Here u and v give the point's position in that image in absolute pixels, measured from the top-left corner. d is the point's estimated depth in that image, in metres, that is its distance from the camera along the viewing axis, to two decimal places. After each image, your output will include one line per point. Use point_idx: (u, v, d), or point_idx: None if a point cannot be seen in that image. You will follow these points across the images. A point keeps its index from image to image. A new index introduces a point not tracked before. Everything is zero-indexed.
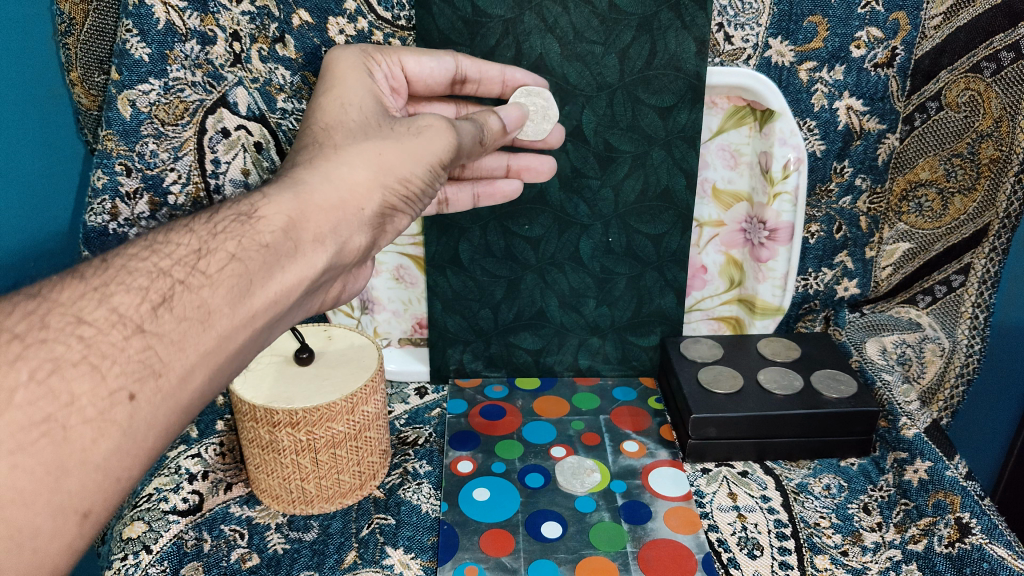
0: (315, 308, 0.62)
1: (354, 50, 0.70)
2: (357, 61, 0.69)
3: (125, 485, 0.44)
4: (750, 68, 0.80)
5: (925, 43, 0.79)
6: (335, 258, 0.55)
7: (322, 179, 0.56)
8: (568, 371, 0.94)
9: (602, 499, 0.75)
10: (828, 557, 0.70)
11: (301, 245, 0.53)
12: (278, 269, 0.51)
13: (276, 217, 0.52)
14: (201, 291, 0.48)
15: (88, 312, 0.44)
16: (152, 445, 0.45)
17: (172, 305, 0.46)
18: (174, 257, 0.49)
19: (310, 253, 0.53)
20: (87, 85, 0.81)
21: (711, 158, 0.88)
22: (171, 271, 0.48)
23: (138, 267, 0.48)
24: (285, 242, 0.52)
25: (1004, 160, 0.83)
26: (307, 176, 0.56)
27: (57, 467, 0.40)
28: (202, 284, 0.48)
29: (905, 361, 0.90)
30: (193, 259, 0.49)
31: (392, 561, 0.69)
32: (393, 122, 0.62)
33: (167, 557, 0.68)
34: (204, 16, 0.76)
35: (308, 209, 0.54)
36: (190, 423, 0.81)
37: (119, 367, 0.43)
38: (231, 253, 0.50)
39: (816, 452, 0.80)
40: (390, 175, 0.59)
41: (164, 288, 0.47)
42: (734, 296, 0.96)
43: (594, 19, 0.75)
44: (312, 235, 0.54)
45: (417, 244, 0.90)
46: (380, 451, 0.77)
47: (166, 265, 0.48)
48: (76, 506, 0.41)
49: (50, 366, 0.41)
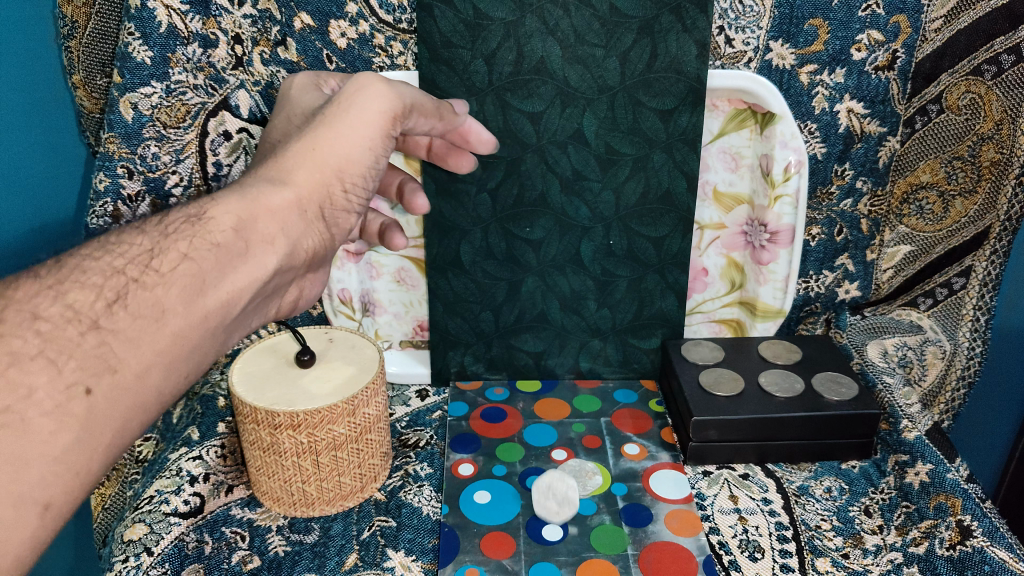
0: (273, 312, 0.62)
1: (305, 75, 0.70)
2: (307, 81, 0.69)
3: (86, 481, 0.44)
4: (750, 71, 0.80)
5: (925, 47, 0.79)
6: (287, 260, 0.56)
7: (292, 188, 0.56)
8: (568, 373, 0.94)
9: (603, 502, 0.75)
10: (829, 560, 0.70)
11: (257, 249, 0.53)
12: (230, 269, 0.51)
13: (226, 217, 0.52)
14: (155, 289, 0.48)
15: (44, 308, 0.44)
16: (113, 440, 0.45)
17: (127, 302, 0.46)
18: (128, 256, 0.49)
19: (261, 254, 0.54)
20: (89, 88, 0.81)
21: (711, 161, 0.88)
22: (126, 270, 0.48)
23: (91, 266, 0.48)
24: (236, 242, 0.52)
25: (1004, 164, 0.83)
26: (277, 179, 0.56)
27: (17, 458, 0.40)
28: (156, 282, 0.48)
29: (906, 364, 0.89)
30: (145, 259, 0.49)
31: (393, 563, 0.70)
32: (336, 103, 0.60)
33: (168, 559, 0.67)
34: (206, 20, 0.75)
35: (257, 212, 0.54)
36: (191, 426, 0.80)
37: (76, 362, 0.43)
38: (183, 253, 0.50)
39: (816, 455, 0.80)
40: (335, 162, 0.58)
41: (118, 287, 0.47)
42: (734, 299, 0.96)
43: (594, 22, 0.76)
44: (262, 236, 0.54)
45: (418, 246, 0.91)
46: (381, 454, 0.77)
47: (120, 264, 0.48)
48: (35, 498, 0.41)
49: (5, 360, 0.41)
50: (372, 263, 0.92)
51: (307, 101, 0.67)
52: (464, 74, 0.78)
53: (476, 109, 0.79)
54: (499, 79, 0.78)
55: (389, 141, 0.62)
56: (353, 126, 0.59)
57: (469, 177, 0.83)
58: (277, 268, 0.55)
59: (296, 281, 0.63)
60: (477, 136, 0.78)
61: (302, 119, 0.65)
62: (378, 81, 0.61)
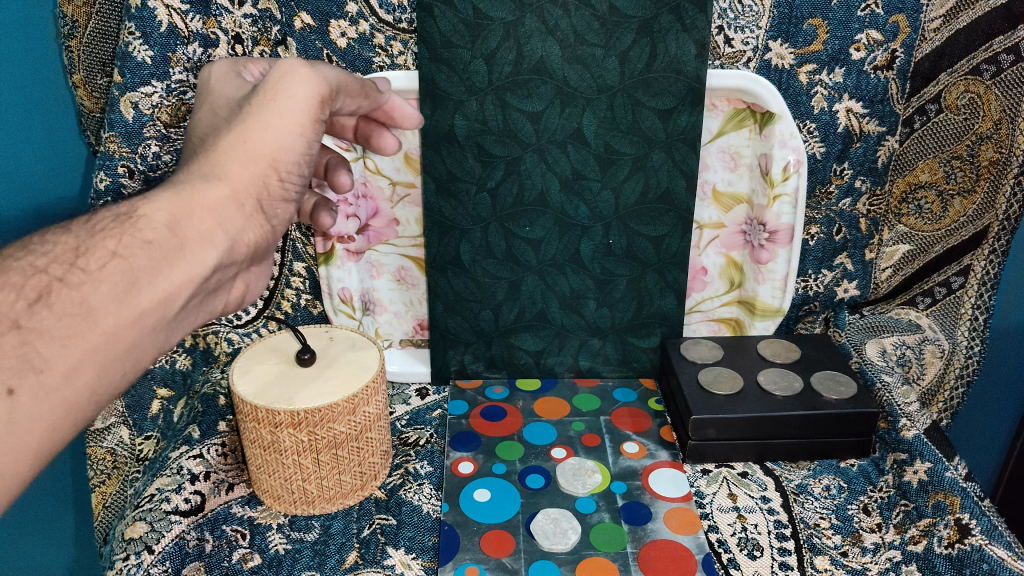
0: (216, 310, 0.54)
1: (223, 62, 0.60)
2: (227, 69, 0.59)
3: None
4: (750, 71, 0.81)
5: (925, 46, 0.79)
6: (228, 258, 0.50)
7: (227, 184, 0.49)
8: (568, 372, 0.94)
9: (602, 500, 0.75)
10: (828, 558, 0.70)
11: (194, 245, 0.47)
12: (165, 267, 0.46)
13: (157, 214, 0.46)
14: (82, 288, 0.43)
15: None
16: None
17: (50, 302, 0.42)
18: (52, 256, 0.44)
19: (199, 251, 0.47)
20: (90, 87, 0.80)
21: (711, 160, 0.88)
22: (48, 268, 0.43)
23: (10, 266, 0.43)
24: (171, 239, 0.46)
25: (1003, 163, 0.84)
26: (205, 174, 0.49)
27: None
28: (83, 281, 0.43)
29: (905, 363, 0.88)
30: (71, 256, 0.44)
31: (393, 561, 0.70)
32: (257, 90, 0.51)
33: (169, 557, 0.68)
34: (206, 19, 0.75)
35: (189, 208, 0.47)
36: (191, 425, 0.80)
37: None
38: (112, 250, 0.44)
39: (816, 453, 0.81)
40: (266, 153, 0.50)
41: (40, 285, 0.42)
42: (734, 298, 0.96)
43: (594, 22, 0.76)
44: (198, 232, 0.48)
45: (417, 245, 0.91)
46: (381, 452, 0.77)
47: (43, 262, 0.43)
48: None
49: None
50: (372, 262, 0.92)
51: (231, 93, 0.57)
52: (464, 73, 0.78)
53: (476, 109, 0.79)
54: (499, 79, 0.78)
55: (321, 128, 0.53)
56: (278, 115, 0.51)
57: (469, 176, 0.83)
58: (218, 264, 0.49)
59: (241, 278, 0.55)
60: (402, 109, 0.61)
61: (228, 110, 0.55)
62: (302, 65, 0.52)
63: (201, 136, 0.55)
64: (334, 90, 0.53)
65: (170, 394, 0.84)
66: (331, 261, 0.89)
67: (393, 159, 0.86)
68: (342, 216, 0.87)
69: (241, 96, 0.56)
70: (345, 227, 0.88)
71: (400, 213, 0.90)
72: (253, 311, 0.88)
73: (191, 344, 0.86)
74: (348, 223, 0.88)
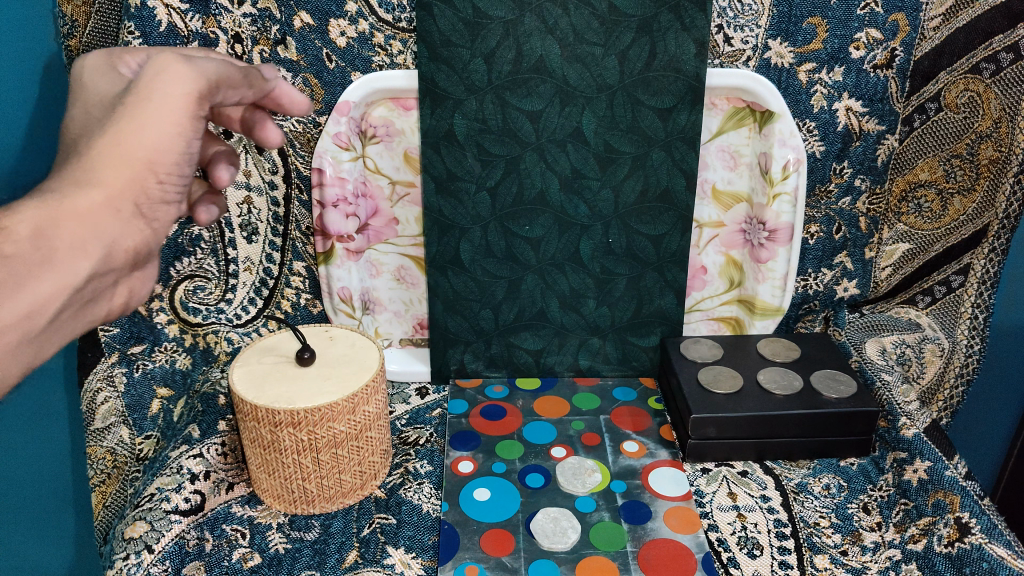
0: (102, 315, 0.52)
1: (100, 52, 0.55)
2: (102, 61, 0.54)
3: None
4: (749, 69, 0.81)
5: (925, 45, 0.80)
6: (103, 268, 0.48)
7: (97, 189, 0.46)
8: (568, 371, 0.94)
9: (602, 499, 0.75)
10: (828, 557, 0.70)
11: (62, 257, 0.46)
12: (29, 281, 0.45)
13: (21, 225, 0.44)
14: None
15: None
16: None
17: None
18: None
19: (68, 264, 0.46)
20: None
21: (711, 159, 0.88)
22: None
23: None
24: (33, 254, 0.44)
25: (1003, 161, 0.83)
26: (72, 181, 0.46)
27: None
28: None
29: (905, 361, 0.88)
30: None
31: (393, 560, 0.70)
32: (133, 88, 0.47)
33: (169, 556, 0.68)
34: (206, 19, 0.75)
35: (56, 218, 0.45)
36: (191, 424, 0.79)
37: None
38: None
39: (816, 452, 0.81)
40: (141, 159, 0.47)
41: None
42: (734, 296, 0.95)
43: (594, 21, 0.76)
44: (69, 242, 0.46)
45: (417, 244, 0.91)
46: (381, 451, 0.77)
47: None
48: None
49: None
50: (372, 261, 0.92)
51: (104, 88, 0.52)
52: (463, 72, 0.78)
53: (475, 107, 0.79)
54: (499, 78, 0.78)
55: (203, 125, 0.49)
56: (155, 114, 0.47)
57: (468, 175, 0.83)
58: (92, 274, 0.48)
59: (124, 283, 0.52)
60: (290, 96, 0.56)
61: (101, 109, 0.50)
62: (179, 60, 0.48)
63: (74, 138, 0.50)
64: (215, 86, 0.49)
65: (170, 394, 0.84)
66: (331, 260, 0.88)
67: (393, 159, 0.87)
68: (342, 215, 0.86)
69: (115, 93, 0.51)
70: (345, 226, 0.87)
71: (400, 212, 0.90)
72: (253, 309, 0.89)
73: (191, 343, 0.86)
74: (348, 222, 0.87)
